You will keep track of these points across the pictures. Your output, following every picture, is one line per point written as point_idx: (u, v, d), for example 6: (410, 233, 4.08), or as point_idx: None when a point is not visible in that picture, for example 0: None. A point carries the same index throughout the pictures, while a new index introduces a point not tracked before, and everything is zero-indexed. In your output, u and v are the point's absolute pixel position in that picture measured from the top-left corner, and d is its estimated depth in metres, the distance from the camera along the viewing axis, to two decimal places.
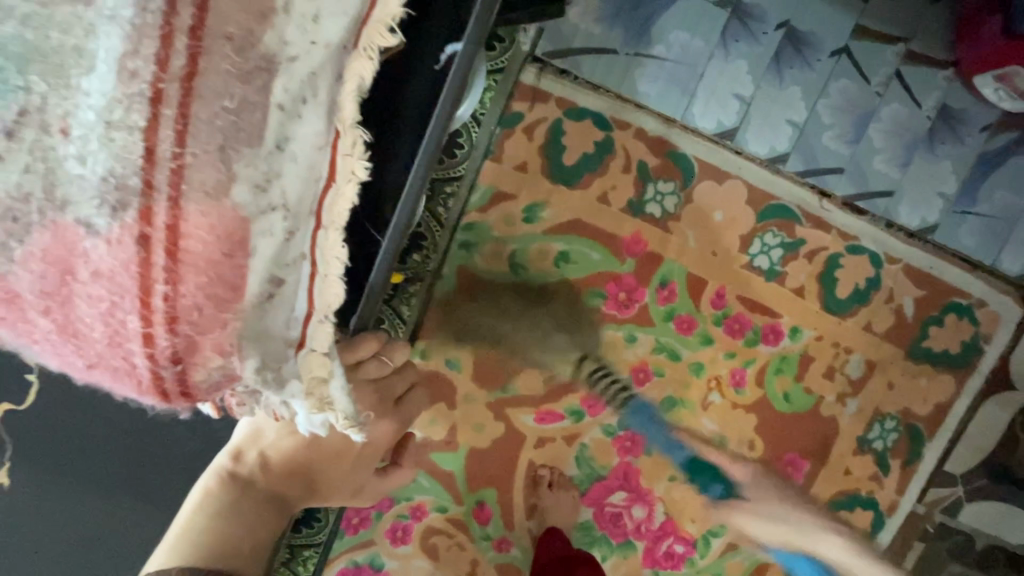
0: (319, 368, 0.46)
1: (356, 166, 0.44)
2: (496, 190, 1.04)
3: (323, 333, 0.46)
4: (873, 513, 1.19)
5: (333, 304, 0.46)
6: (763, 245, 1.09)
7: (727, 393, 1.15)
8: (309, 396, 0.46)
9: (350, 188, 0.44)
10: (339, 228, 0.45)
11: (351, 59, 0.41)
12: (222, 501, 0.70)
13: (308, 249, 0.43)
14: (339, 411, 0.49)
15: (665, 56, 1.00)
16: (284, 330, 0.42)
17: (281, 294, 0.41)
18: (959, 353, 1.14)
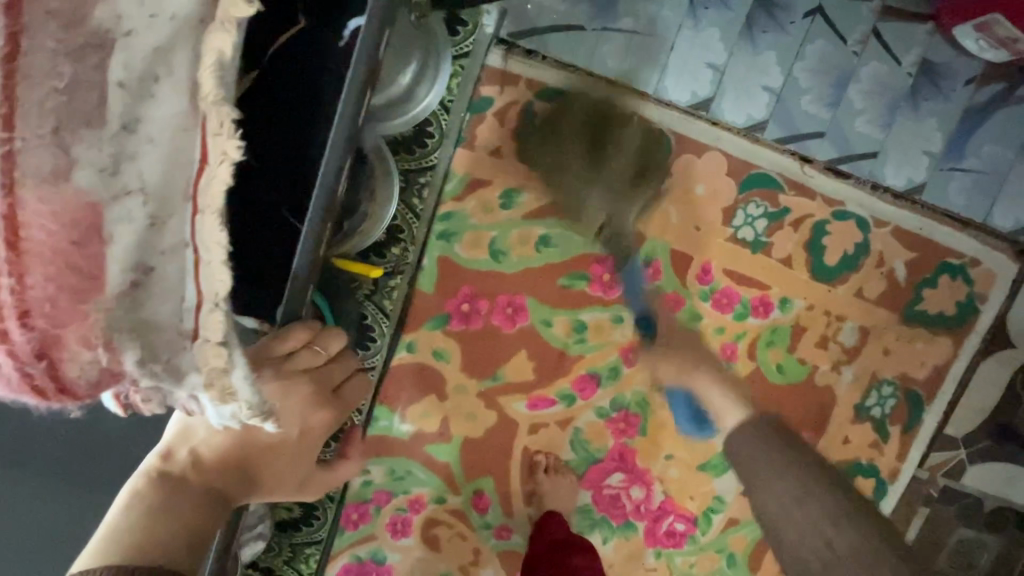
0: (215, 358, 0.45)
1: (227, 146, 0.42)
2: (470, 177, 1.02)
3: (217, 320, 0.45)
4: (874, 481, 1.19)
5: (224, 290, 0.45)
6: (746, 216, 1.07)
7: (719, 368, 1.14)
8: (209, 388, 0.46)
9: (224, 169, 0.43)
10: (217, 211, 0.44)
11: (210, 29, 0.41)
12: (151, 502, 0.56)
13: (190, 236, 0.43)
14: (242, 400, 0.48)
15: (633, 28, 0.98)
16: (173, 319, 0.43)
17: (156, 282, 0.42)
18: (955, 314, 1.12)
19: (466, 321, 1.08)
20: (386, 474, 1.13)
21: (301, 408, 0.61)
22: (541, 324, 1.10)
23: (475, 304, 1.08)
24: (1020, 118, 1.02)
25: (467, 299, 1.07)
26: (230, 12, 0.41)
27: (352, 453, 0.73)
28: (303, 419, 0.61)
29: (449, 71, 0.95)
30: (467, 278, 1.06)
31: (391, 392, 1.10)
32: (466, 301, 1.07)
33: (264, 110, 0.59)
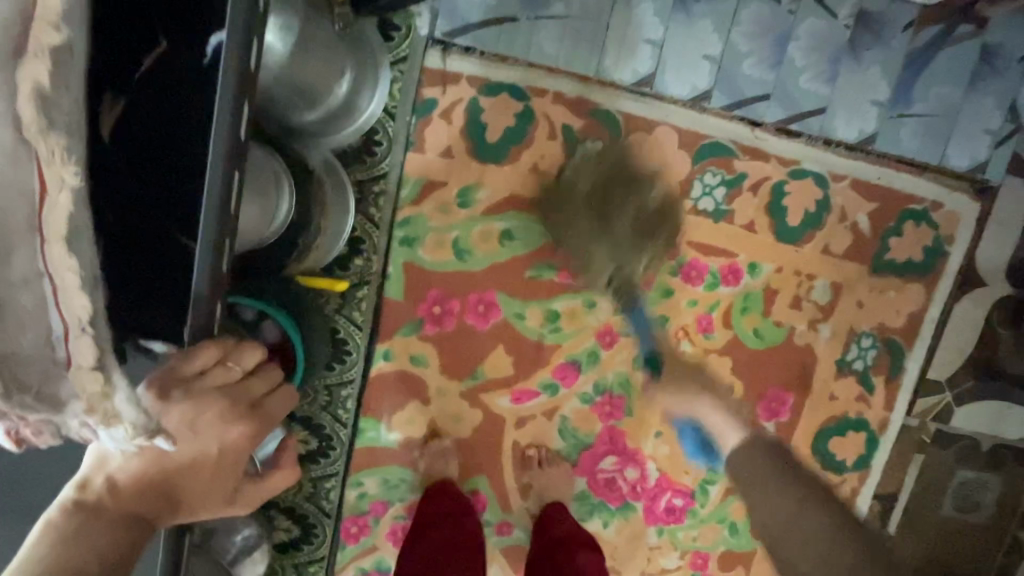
0: (93, 383, 0.41)
1: (63, 172, 0.38)
2: (424, 180, 1.02)
3: (85, 348, 0.40)
4: (865, 434, 1.20)
5: (89, 314, 0.40)
6: (703, 186, 1.07)
7: (697, 341, 1.13)
8: (90, 412, 0.42)
9: (66, 197, 0.38)
10: (64, 240, 0.38)
11: (22, 62, 0.36)
12: (64, 535, 0.52)
13: (43, 267, 0.38)
14: (128, 424, 0.44)
15: (566, 12, 0.97)
16: (43, 351, 0.40)
17: (12, 312, 0.39)
18: (923, 259, 1.12)
19: (440, 323, 1.08)
20: (380, 484, 1.13)
21: (215, 425, 0.57)
22: (514, 317, 1.10)
23: (446, 305, 1.08)
24: (962, 57, 1.03)
25: (437, 301, 1.08)
26: (40, 41, 0.36)
27: (286, 462, 0.68)
28: (218, 434, 0.57)
29: (389, 77, 0.95)
30: (435, 280, 1.07)
31: (374, 404, 1.10)
32: (437, 303, 1.08)
33: (141, 130, 0.58)
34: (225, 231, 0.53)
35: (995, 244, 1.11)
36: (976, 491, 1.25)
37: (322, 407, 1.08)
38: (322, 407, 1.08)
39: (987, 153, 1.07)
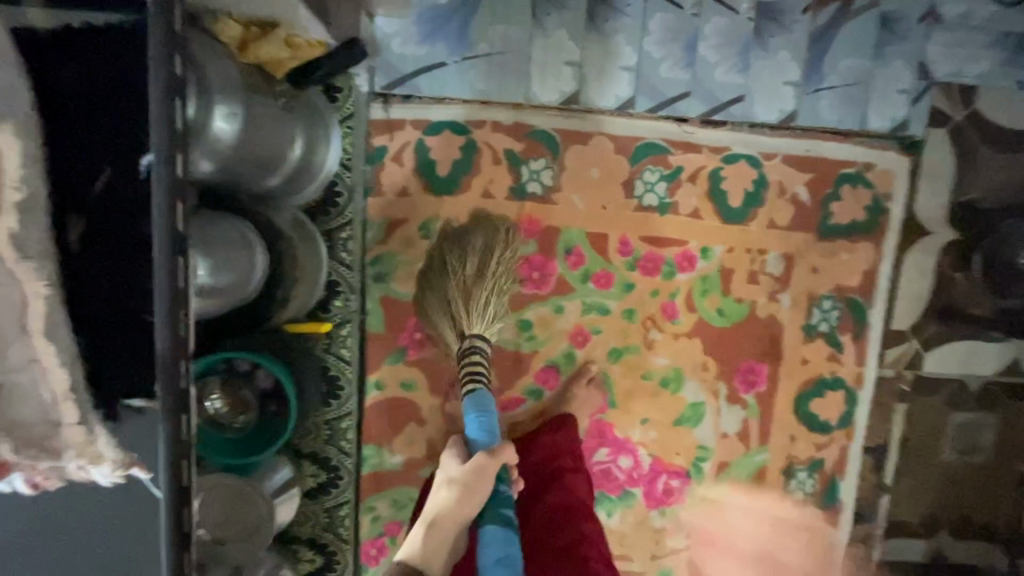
0: (78, 435, 0.65)
1: (36, 285, 0.63)
2: (387, 221, 1.12)
3: (70, 406, 0.64)
4: (843, 391, 1.25)
5: (68, 386, 0.64)
6: (645, 184, 1.15)
7: (665, 327, 1.20)
8: (80, 455, 0.65)
9: (39, 301, 0.63)
10: (43, 331, 0.63)
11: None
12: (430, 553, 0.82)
13: (35, 355, 0.63)
14: (110, 460, 0.66)
15: (489, 49, 1.07)
16: (35, 415, 0.63)
17: (16, 390, 0.62)
18: (866, 219, 1.18)
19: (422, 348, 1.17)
20: (391, 505, 1.21)
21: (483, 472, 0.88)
22: None
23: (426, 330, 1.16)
24: (864, 28, 1.10)
25: (417, 328, 1.16)
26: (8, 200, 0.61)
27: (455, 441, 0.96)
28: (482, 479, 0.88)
29: (340, 133, 1.04)
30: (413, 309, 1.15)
31: (374, 431, 1.18)
32: (417, 330, 1.16)
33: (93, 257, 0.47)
34: (177, 354, 0.46)
35: (933, 194, 1.17)
36: (972, 431, 1.29)
37: (326, 441, 1.15)
38: (326, 440, 1.15)
39: (907, 110, 1.13)
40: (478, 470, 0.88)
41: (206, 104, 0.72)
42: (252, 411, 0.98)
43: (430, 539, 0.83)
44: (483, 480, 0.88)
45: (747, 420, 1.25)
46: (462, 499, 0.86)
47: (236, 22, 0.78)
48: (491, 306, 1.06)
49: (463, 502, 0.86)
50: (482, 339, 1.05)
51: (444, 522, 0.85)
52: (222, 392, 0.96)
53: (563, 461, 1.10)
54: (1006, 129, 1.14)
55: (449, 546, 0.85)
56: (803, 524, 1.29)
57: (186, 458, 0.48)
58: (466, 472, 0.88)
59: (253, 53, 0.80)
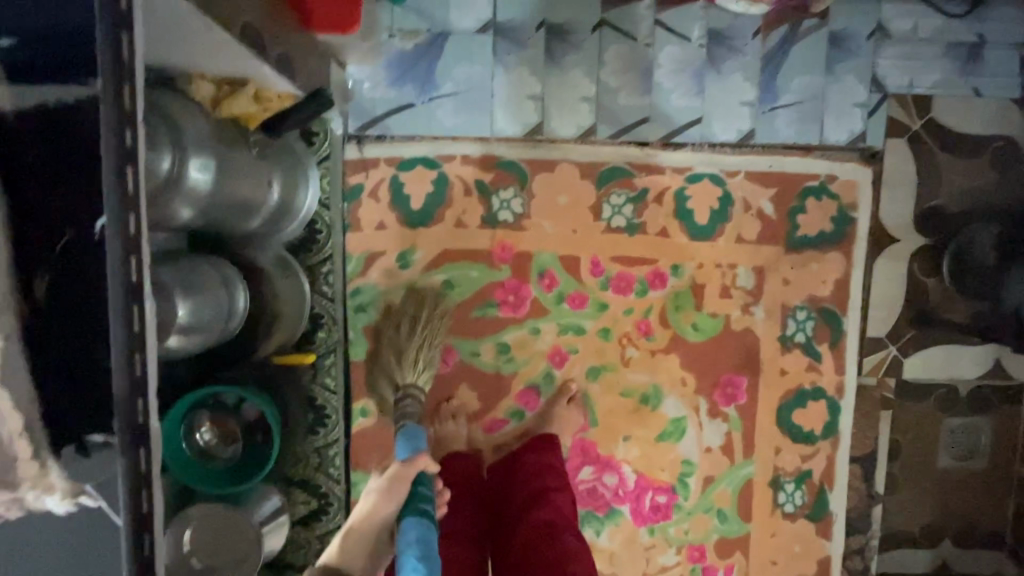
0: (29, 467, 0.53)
1: None
2: (366, 254, 1.18)
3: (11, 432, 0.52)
4: (824, 401, 1.25)
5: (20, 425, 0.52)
6: (612, 207, 1.19)
7: (641, 344, 1.23)
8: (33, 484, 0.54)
9: None
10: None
11: None
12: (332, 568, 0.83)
13: None
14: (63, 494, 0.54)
15: (454, 89, 1.13)
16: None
17: None
18: (833, 229, 1.20)
19: None
20: None
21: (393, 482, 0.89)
22: (469, 355, 1.22)
23: None
24: (813, 47, 1.14)
25: None
26: None
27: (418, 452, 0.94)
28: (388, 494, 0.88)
29: (317, 175, 1.11)
30: None
31: (362, 456, 1.23)
32: None
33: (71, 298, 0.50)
34: (136, 390, 0.51)
35: (896, 203, 1.19)
36: (965, 436, 1.28)
37: (315, 468, 1.19)
38: (315, 468, 1.19)
39: (863, 124, 1.16)
40: (394, 478, 0.89)
41: (180, 159, 0.78)
42: (240, 442, 1.02)
43: (348, 544, 0.85)
44: (398, 485, 0.89)
45: (730, 434, 1.26)
46: (382, 504, 0.88)
47: (210, 82, 0.86)
48: (422, 359, 1.11)
49: (383, 507, 0.88)
50: (418, 388, 1.08)
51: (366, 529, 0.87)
52: (210, 424, 1.00)
53: (543, 479, 1.09)
54: (963, 136, 1.17)
55: (369, 549, 0.87)
56: (796, 537, 1.29)
57: (147, 485, 0.53)
58: (383, 480, 0.90)
59: (225, 108, 0.87)
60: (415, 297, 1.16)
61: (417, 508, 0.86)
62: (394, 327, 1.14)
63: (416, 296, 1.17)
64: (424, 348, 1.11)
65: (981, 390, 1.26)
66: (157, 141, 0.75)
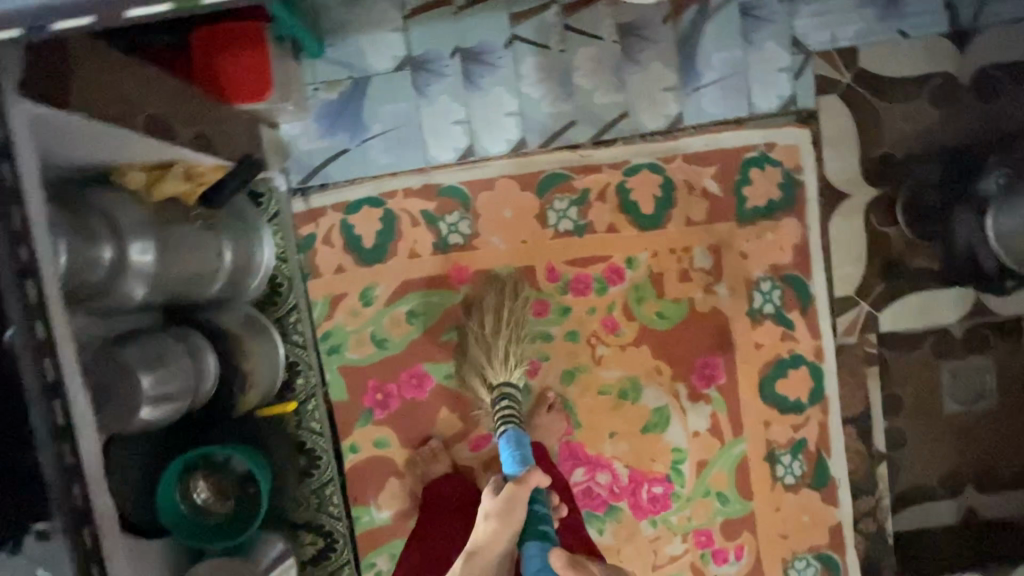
0: None
1: None
2: (329, 298, 1.22)
3: None
4: (806, 367, 1.23)
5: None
6: (557, 213, 1.21)
7: (610, 341, 1.24)
8: None
9: None
10: None
11: None
12: None
13: None
14: None
15: (384, 128, 1.18)
16: None
17: None
18: (782, 195, 1.19)
19: (386, 406, 1.24)
20: (389, 559, 1.27)
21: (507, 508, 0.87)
22: (445, 378, 1.24)
23: (386, 389, 1.24)
24: (724, 23, 1.15)
25: (378, 388, 1.25)
26: None
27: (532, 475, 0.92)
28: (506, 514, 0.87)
29: (270, 233, 1.17)
30: (370, 371, 1.24)
31: (358, 492, 1.26)
32: (378, 389, 1.25)
33: None
34: (72, 476, 0.58)
35: (841, 158, 1.18)
36: (966, 379, 1.24)
37: (316, 508, 1.25)
38: (316, 508, 1.25)
39: (790, 87, 1.16)
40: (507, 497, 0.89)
41: (121, 248, 0.84)
42: (233, 496, 1.08)
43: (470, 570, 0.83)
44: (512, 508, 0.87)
45: (715, 415, 1.25)
46: (503, 528, 0.86)
47: (141, 169, 0.91)
48: (511, 356, 1.13)
49: (503, 532, 0.86)
50: (512, 386, 1.11)
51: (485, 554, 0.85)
52: (206, 483, 1.05)
53: None
54: (896, 81, 1.16)
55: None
56: (801, 508, 1.27)
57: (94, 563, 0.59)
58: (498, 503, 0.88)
59: (159, 191, 0.92)
60: (497, 285, 1.19)
61: (537, 531, 0.88)
62: (478, 322, 1.16)
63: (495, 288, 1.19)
64: (513, 345, 1.13)
65: (971, 330, 1.22)
66: (95, 234, 0.81)
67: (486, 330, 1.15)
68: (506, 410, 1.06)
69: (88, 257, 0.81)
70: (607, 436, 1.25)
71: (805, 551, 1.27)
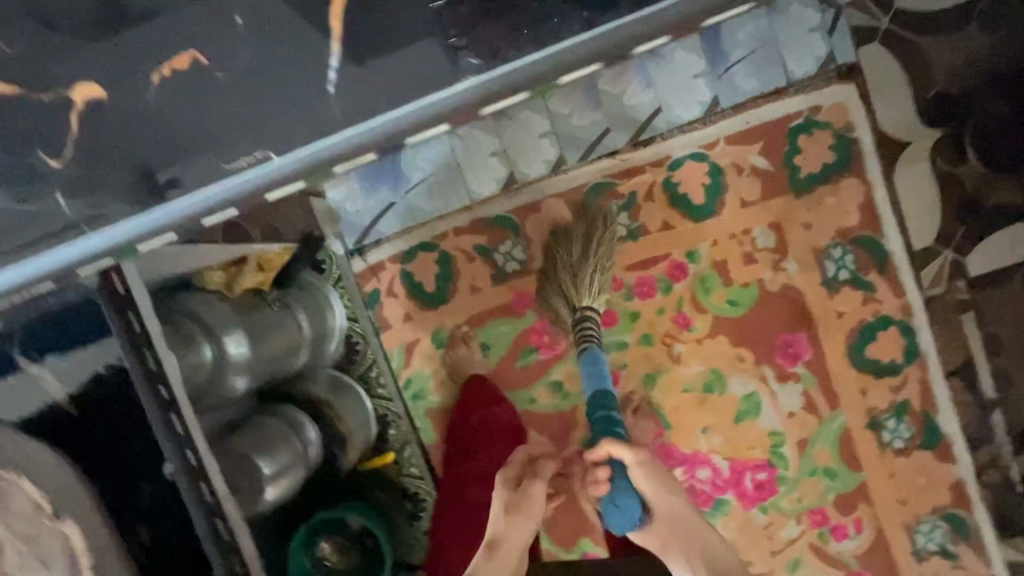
0: None
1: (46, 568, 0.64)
2: (402, 346, 1.25)
3: None
4: (895, 326, 1.19)
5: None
6: (608, 221, 1.20)
7: (685, 338, 1.22)
8: None
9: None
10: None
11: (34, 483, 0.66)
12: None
13: None
14: None
15: (424, 174, 1.20)
16: None
17: None
18: (837, 158, 1.15)
19: None
20: None
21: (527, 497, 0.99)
22: (528, 403, 1.25)
23: None
24: None
25: None
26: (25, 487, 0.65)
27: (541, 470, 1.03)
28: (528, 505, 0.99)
29: (338, 295, 1.21)
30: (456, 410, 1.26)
31: None
32: None
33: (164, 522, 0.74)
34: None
35: (894, 106, 1.12)
36: None
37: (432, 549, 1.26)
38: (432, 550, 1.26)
39: (825, 47, 1.12)
40: (519, 494, 0.99)
41: (218, 344, 0.90)
42: (355, 551, 1.11)
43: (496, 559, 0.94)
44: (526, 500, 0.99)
45: (807, 392, 1.22)
46: (523, 518, 0.97)
47: (219, 269, 0.98)
48: (598, 282, 1.09)
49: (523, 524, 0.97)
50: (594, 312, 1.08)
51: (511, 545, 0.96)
52: (329, 544, 1.08)
53: None
54: (939, 14, 1.09)
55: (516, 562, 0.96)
56: (915, 470, 1.22)
57: None
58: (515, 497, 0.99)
59: (239, 285, 0.98)
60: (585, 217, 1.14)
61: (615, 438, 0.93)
62: (563, 249, 1.14)
63: (583, 219, 1.15)
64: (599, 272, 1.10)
65: None
66: (192, 337, 0.87)
67: (570, 260, 1.11)
68: (587, 328, 1.05)
69: (192, 359, 0.86)
70: (699, 432, 1.24)
71: (929, 514, 1.23)
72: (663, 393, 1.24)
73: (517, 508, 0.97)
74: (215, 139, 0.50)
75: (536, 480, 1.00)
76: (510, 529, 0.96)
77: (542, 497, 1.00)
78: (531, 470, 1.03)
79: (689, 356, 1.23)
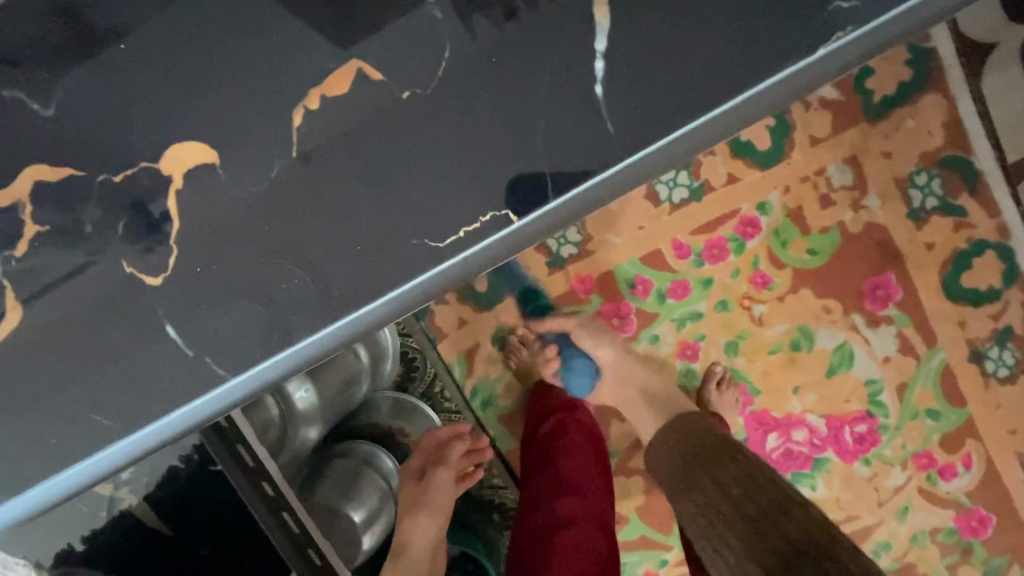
0: None
1: None
2: (462, 355, 1.16)
3: None
4: (993, 250, 1.09)
5: None
6: (667, 184, 1.09)
7: (765, 297, 1.13)
8: None
9: None
10: None
11: None
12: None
13: None
14: None
15: None
16: None
17: None
18: (912, 75, 1.04)
19: None
20: None
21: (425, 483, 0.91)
22: None
23: None
24: None
25: None
26: None
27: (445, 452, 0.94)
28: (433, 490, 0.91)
29: None
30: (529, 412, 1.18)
31: None
32: None
33: None
34: None
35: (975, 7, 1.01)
36: None
37: None
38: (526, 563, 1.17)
39: None
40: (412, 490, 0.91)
41: (282, 394, 0.79)
42: None
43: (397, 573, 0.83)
44: (413, 487, 0.91)
45: (902, 333, 1.14)
46: (424, 517, 0.89)
47: None
48: None
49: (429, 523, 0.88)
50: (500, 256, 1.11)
51: (418, 550, 0.86)
52: None
53: None
54: None
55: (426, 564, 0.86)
56: None
57: None
58: (410, 492, 0.91)
59: None
60: None
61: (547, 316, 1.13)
62: None
63: None
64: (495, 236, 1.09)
65: None
66: None
67: None
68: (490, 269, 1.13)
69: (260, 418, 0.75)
70: (790, 393, 1.16)
71: None
72: (747, 358, 1.15)
73: (418, 504, 0.89)
74: (389, 173, 0.40)
75: (442, 464, 0.92)
76: (414, 531, 0.87)
77: (451, 467, 0.92)
78: (438, 454, 0.94)
79: (772, 316, 1.13)
